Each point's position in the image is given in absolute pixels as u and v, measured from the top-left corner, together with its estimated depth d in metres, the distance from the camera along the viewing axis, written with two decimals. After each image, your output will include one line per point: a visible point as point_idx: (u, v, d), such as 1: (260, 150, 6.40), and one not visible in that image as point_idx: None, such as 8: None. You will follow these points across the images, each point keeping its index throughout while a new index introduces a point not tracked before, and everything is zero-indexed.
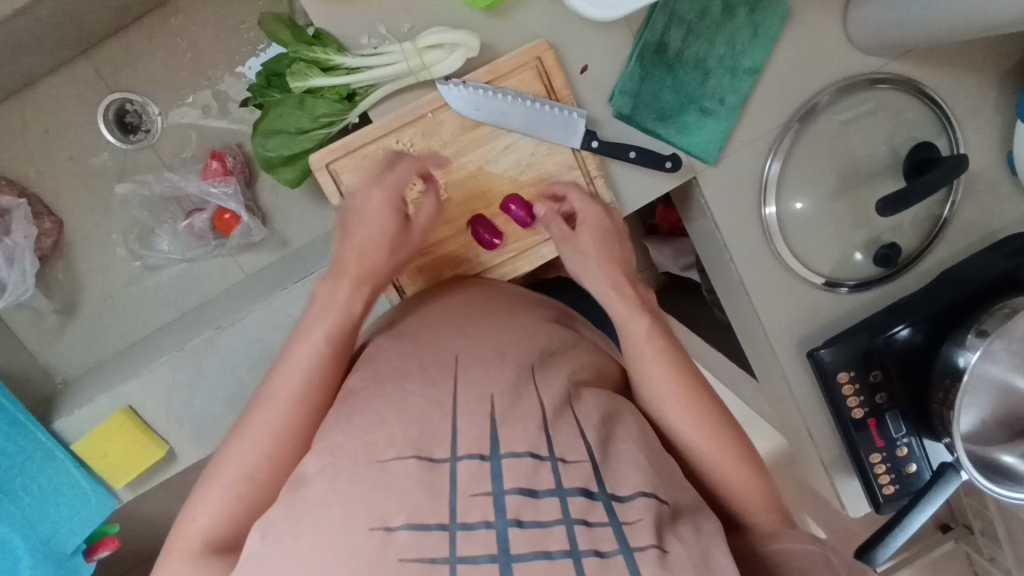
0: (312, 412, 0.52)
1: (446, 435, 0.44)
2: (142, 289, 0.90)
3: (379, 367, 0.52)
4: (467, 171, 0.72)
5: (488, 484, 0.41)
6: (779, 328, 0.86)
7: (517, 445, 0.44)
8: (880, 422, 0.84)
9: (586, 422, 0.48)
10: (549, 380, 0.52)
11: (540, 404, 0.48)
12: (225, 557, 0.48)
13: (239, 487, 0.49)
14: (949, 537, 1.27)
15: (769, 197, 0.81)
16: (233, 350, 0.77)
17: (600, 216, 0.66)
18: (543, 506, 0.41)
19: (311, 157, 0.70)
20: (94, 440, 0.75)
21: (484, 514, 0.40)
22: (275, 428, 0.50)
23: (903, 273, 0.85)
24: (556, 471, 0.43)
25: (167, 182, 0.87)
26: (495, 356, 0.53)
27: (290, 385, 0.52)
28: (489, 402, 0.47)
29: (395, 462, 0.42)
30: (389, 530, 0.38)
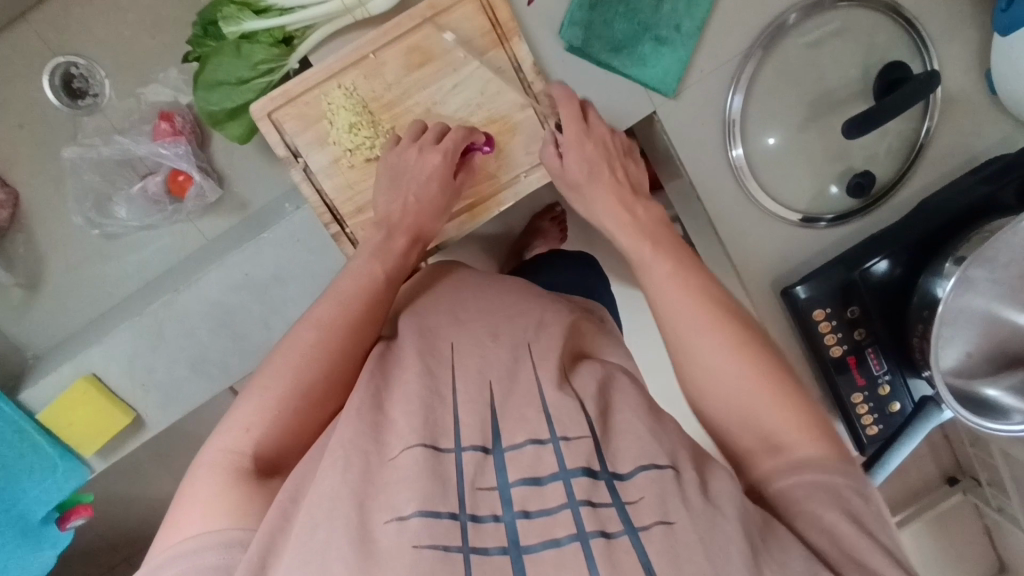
0: (331, 361, 0.57)
1: (449, 425, 0.48)
2: (104, 258, 0.90)
3: (389, 366, 0.55)
4: (416, 115, 0.70)
5: (492, 476, 0.46)
6: (752, 267, 0.84)
7: (518, 434, 0.48)
8: (860, 360, 0.82)
9: (585, 397, 0.50)
10: (546, 359, 0.54)
11: (539, 381, 0.51)
12: (254, 483, 0.51)
13: (269, 420, 0.54)
14: (957, 489, 1.24)
15: (734, 135, 0.78)
16: (192, 313, 0.76)
17: (578, 132, 0.65)
18: (547, 491, 0.44)
19: (251, 107, 0.67)
20: (61, 410, 0.75)
21: (492, 508, 0.44)
22: (298, 370, 0.56)
23: (879, 205, 0.82)
24: (559, 454, 0.46)
25: (116, 146, 0.86)
26: (489, 340, 0.56)
27: (309, 338, 0.57)
28: (487, 391, 0.51)
29: (404, 455, 0.46)
30: (403, 518, 0.43)
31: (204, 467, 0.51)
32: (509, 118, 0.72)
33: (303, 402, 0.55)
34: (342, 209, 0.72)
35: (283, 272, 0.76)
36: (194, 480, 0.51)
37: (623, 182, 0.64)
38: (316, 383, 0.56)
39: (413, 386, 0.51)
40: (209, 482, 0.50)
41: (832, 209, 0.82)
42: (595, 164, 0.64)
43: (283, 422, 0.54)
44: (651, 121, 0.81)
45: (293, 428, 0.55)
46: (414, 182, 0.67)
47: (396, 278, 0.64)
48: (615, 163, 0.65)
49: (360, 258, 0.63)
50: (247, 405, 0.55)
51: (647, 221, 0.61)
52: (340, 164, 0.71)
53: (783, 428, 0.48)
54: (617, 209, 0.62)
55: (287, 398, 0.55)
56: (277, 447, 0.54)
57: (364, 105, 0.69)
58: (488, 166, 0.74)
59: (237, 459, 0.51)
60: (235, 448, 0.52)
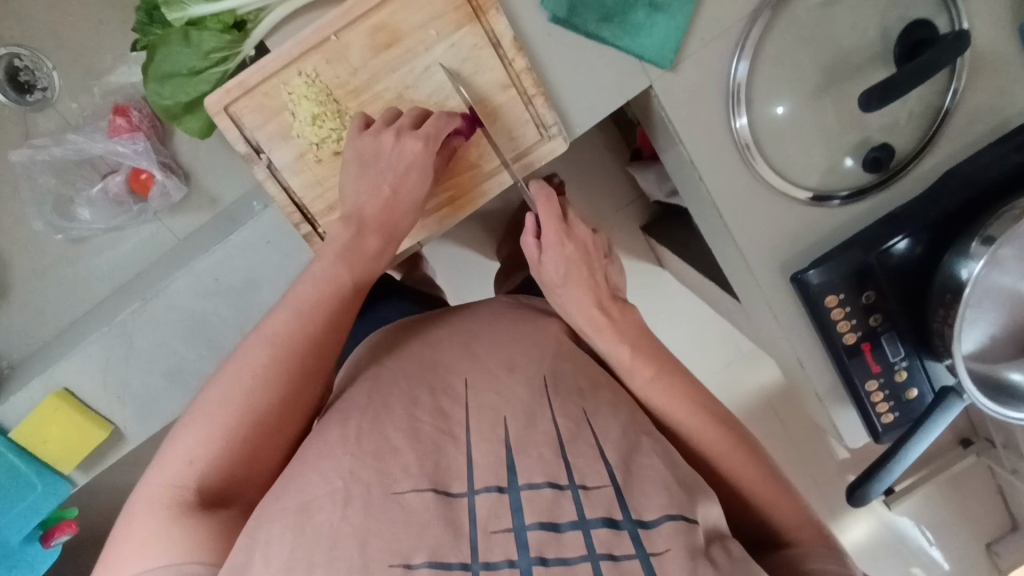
0: (285, 375, 0.55)
1: (462, 470, 0.49)
2: (73, 261, 0.89)
3: (386, 385, 0.56)
4: (386, 101, 0.64)
5: (508, 519, 0.46)
6: (760, 250, 0.77)
7: (535, 475, 0.48)
8: (875, 346, 0.77)
9: (605, 440, 0.53)
10: (565, 405, 0.55)
11: (554, 426, 0.52)
12: (197, 512, 0.49)
13: (216, 441, 0.52)
14: (971, 452, 1.24)
15: (739, 105, 0.71)
16: (164, 322, 0.73)
17: (560, 232, 0.63)
18: (566, 540, 0.46)
19: (206, 101, 0.61)
20: (36, 429, 0.72)
21: (506, 552, 0.45)
22: (248, 384, 0.53)
23: (897, 179, 0.75)
24: (578, 501, 0.47)
25: (71, 144, 0.86)
26: (505, 374, 0.57)
27: (263, 348, 0.55)
28: (501, 427, 0.52)
29: (413, 496, 0.46)
30: (410, 566, 0.43)
31: (143, 501, 0.50)
32: (490, 101, 0.66)
33: (251, 424, 0.53)
34: (313, 208, 0.67)
35: (256, 273, 0.73)
36: (133, 516, 0.49)
37: (600, 284, 0.64)
38: (265, 408, 0.54)
39: (425, 427, 0.51)
40: (149, 519, 0.48)
41: (845, 185, 0.75)
42: (574, 266, 0.63)
43: (232, 445, 0.52)
44: (646, 96, 0.73)
45: (240, 456, 0.53)
46: (391, 170, 0.61)
47: (367, 282, 0.61)
48: (594, 266, 0.65)
49: (326, 260, 0.59)
50: (189, 434, 0.52)
51: (623, 323, 0.63)
52: (305, 159, 0.65)
53: (776, 504, 0.57)
54: (595, 311, 0.62)
55: (233, 426, 0.52)
56: (222, 477, 0.52)
57: (328, 93, 0.63)
58: (469, 154, 0.68)
59: (177, 493, 0.50)
60: (177, 481, 0.50)
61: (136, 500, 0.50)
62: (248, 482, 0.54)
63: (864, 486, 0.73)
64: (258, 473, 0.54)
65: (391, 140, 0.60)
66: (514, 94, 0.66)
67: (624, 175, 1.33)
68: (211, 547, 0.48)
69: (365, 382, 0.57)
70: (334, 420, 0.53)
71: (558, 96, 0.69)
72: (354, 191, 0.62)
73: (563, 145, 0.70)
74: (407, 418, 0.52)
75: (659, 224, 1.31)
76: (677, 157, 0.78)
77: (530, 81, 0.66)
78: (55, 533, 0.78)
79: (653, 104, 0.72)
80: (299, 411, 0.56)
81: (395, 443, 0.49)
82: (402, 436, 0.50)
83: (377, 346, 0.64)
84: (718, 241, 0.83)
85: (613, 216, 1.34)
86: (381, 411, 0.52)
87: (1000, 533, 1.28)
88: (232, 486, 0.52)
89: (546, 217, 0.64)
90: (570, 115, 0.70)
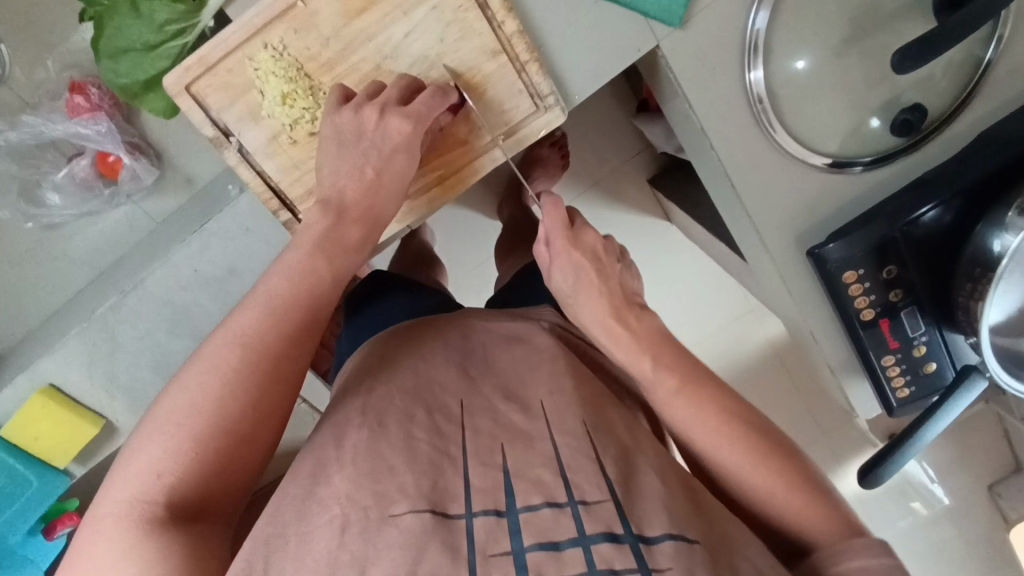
0: (254, 382, 0.51)
1: (460, 491, 0.47)
2: (50, 250, 0.89)
3: (380, 402, 0.53)
4: (363, 73, 0.58)
5: (507, 542, 0.44)
6: (774, 221, 0.72)
7: (532, 497, 0.46)
8: (893, 321, 0.73)
9: (604, 454, 0.50)
10: (562, 417, 0.53)
11: (552, 442, 0.51)
12: (160, 537, 0.45)
13: (181, 456, 0.48)
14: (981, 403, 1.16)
15: (756, 55, 0.64)
16: (146, 314, 0.76)
17: (568, 241, 0.61)
18: (566, 558, 0.43)
19: (164, 79, 0.55)
20: (24, 426, 0.76)
21: (506, 572, 0.42)
22: (214, 392, 0.50)
23: (927, 142, 0.69)
24: (578, 518, 0.45)
25: (28, 127, 0.85)
26: (502, 402, 0.55)
27: (228, 353, 0.51)
28: (499, 453, 0.50)
29: (410, 517, 0.44)
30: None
31: (109, 520, 0.46)
32: (479, 70, 0.60)
33: (222, 438, 0.49)
34: (291, 193, 0.63)
35: (236, 263, 0.77)
36: (98, 536, 0.46)
37: (614, 290, 0.62)
38: (235, 413, 0.50)
39: (421, 445, 0.50)
40: (116, 539, 0.45)
41: (869, 149, 0.70)
42: (584, 273, 0.61)
43: (201, 459, 0.48)
44: (652, 55, 0.66)
45: (210, 466, 0.49)
46: (374, 152, 0.56)
47: (344, 274, 0.57)
48: (606, 270, 0.62)
49: (302, 249, 0.55)
50: (153, 446, 0.48)
51: (630, 327, 0.61)
52: (279, 140, 0.60)
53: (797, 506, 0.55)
54: (609, 320, 0.60)
55: (202, 434, 0.49)
56: (195, 490, 0.48)
57: (298, 68, 0.57)
58: (459, 130, 0.63)
59: (145, 510, 0.46)
60: (143, 497, 0.47)
61: (98, 520, 0.47)
62: (225, 494, 0.50)
63: (880, 466, 0.71)
64: (235, 483, 0.50)
65: (373, 119, 0.55)
66: (505, 61, 0.60)
67: (630, 129, 1.25)
68: (182, 568, 0.45)
69: (358, 397, 0.54)
70: (330, 436, 0.51)
71: (556, 60, 0.62)
72: (332, 170, 0.57)
73: (562, 117, 0.64)
74: (403, 437, 0.50)
75: (667, 178, 1.24)
76: (684, 116, 0.71)
77: (523, 46, 0.59)
78: (56, 525, 0.81)
79: (660, 65, 0.65)
80: (275, 415, 0.52)
81: (391, 463, 0.48)
82: (399, 456, 0.48)
83: (368, 359, 0.62)
84: (729, 210, 0.78)
85: (619, 170, 1.28)
86: (378, 427, 0.50)
87: (1001, 474, 1.21)
88: (206, 500, 0.49)
89: (553, 224, 0.61)
90: (568, 80, 0.63)
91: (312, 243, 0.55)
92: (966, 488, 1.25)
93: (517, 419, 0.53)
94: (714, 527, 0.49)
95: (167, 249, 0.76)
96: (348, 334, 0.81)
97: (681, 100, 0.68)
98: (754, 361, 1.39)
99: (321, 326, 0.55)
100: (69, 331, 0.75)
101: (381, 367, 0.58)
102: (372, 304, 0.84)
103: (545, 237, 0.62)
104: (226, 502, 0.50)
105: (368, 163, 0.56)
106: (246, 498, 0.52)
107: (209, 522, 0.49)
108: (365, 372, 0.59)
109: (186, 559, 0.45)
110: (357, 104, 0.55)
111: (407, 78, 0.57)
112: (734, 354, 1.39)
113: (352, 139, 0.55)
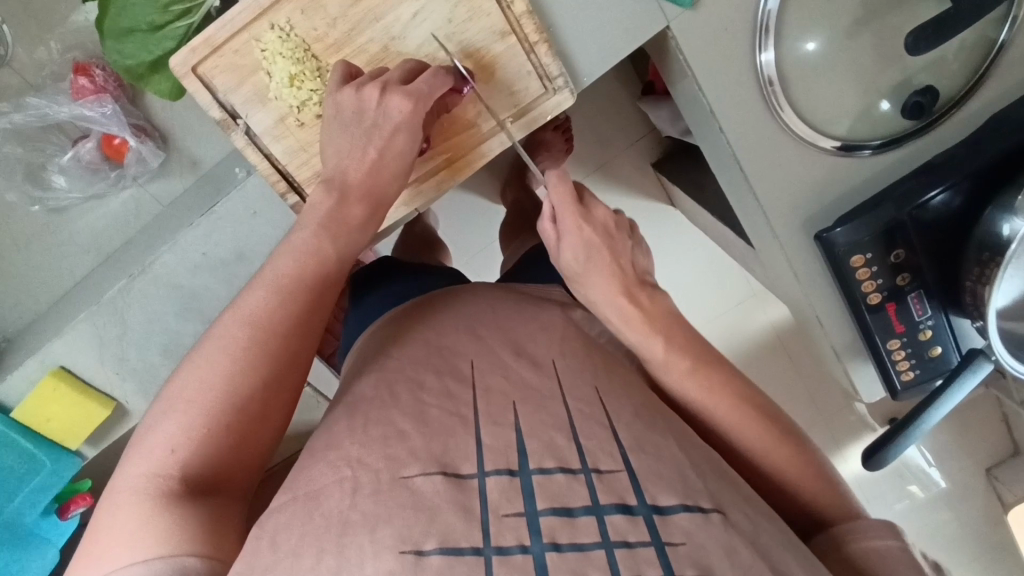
0: (265, 359, 0.51)
1: (472, 453, 0.47)
2: (55, 233, 0.89)
3: (392, 374, 0.54)
4: (370, 55, 0.58)
5: (520, 503, 0.43)
6: (782, 203, 0.72)
7: (545, 460, 0.46)
8: (900, 305, 0.73)
9: (616, 420, 0.51)
10: (575, 382, 0.54)
11: (565, 410, 0.51)
12: (174, 509, 0.46)
13: (193, 431, 0.48)
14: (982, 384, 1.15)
15: (767, 37, 0.63)
16: (154, 297, 0.76)
17: (578, 216, 0.60)
18: (579, 525, 0.43)
19: (170, 61, 0.55)
20: (36, 408, 0.77)
21: (519, 538, 0.42)
22: (226, 368, 0.50)
23: (938, 124, 0.69)
24: (591, 486, 0.45)
25: (33, 109, 0.84)
26: (513, 359, 0.55)
27: (238, 330, 0.51)
28: (510, 412, 0.50)
29: (422, 480, 0.44)
30: (421, 553, 0.40)
31: (124, 495, 0.47)
32: (487, 51, 0.59)
33: (234, 413, 0.49)
34: (297, 175, 0.63)
35: (244, 247, 0.77)
36: (114, 510, 0.46)
37: (630, 277, 0.61)
38: (247, 392, 0.50)
39: (432, 410, 0.50)
40: (132, 513, 0.45)
41: (878, 132, 0.69)
42: (594, 250, 0.60)
43: (214, 435, 0.49)
44: (660, 36, 0.65)
45: (224, 442, 0.49)
46: (378, 131, 0.55)
47: (348, 255, 0.57)
48: (607, 232, 0.62)
49: (307, 228, 0.55)
50: (167, 423, 0.49)
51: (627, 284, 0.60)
52: (286, 123, 0.60)
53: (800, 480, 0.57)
54: (609, 284, 0.60)
55: (214, 412, 0.49)
56: (208, 465, 0.49)
57: (305, 48, 0.57)
58: (467, 112, 0.63)
59: (161, 484, 0.47)
60: (159, 471, 0.47)
61: (115, 494, 0.47)
62: (240, 469, 0.51)
63: (883, 450, 0.72)
64: (249, 459, 0.51)
65: (375, 97, 0.54)
66: (514, 42, 0.59)
67: (636, 112, 1.24)
68: (199, 540, 0.45)
69: (372, 373, 0.55)
70: (345, 412, 0.52)
71: (566, 41, 0.62)
72: (336, 150, 0.57)
73: (571, 99, 0.64)
74: (413, 402, 0.50)
75: (672, 161, 1.24)
76: (693, 98, 0.70)
77: (532, 26, 0.58)
78: (70, 504, 0.82)
79: (670, 47, 0.65)
80: (286, 394, 0.52)
81: (402, 427, 0.48)
82: (409, 421, 0.48)
83: (378, 341, 0.63)
84: (737, 192, 0.77)
85: (624, 152, 1.27)
86: (388, 397, 0.51)
87: (999, 459, 1.24)
88: (221, 474, 0.49)
89: (561, 200, 0.60)
90: (576, 61, 0.63)
91: (321, 220, 0.55)
92: (965, 472, 1.27)
93: (530, 377, 0.53)
94: (729, 498, 0.49)
95: (176, 231, 0.76)
96: (357, 315, 0.82)
97: (691, 83, 0.68)
98: (757, 346, 1.39)
99: (327, 308, 0.55)
100: (79, 314, 0.76)
101: (394, 345, 0.59)
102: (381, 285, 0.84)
103: (551, 214, 0.61)
104: (241, 478, 0.51)
105: (371, 144, 0.56)
106: (259, 474, 0.53)
107: (224, 497, 0.49)
108: (379, 349, 0.60)
109: (203, 531, 0.46)
110: (361, 83, 0.55)
111: (410, 62, 0.57)
112: (736, 337, 1.40)
113: (354, 120, 0.55)
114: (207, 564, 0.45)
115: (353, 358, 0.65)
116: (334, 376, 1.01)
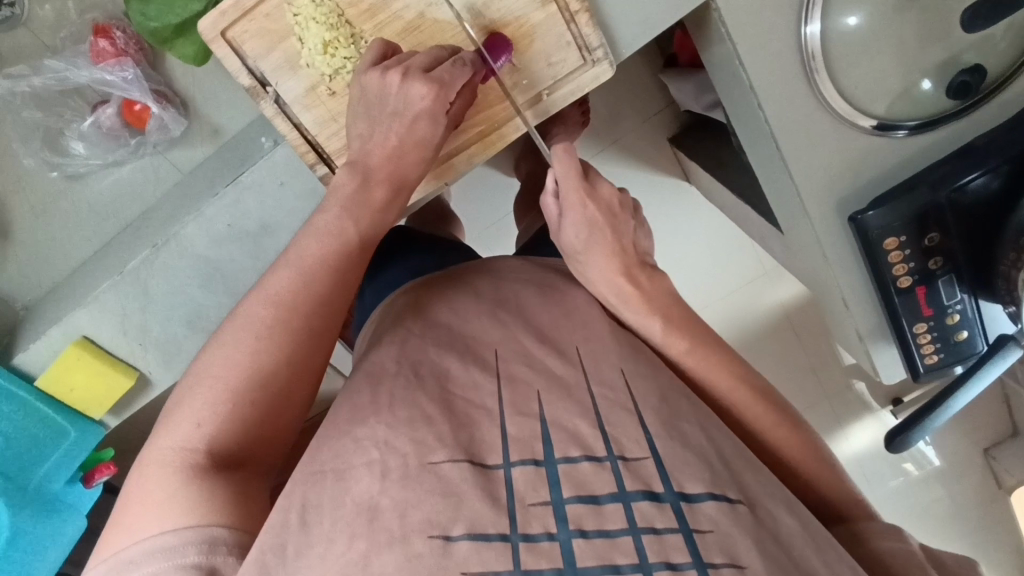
0: (291, 338, 0.50)
1: (497, 444, 0.46)
2: (73, 200, 0.87)
3: (414, 352, 0.53)
4: (406, 22, 0.56)
5: (546, 491, 0.43)
6: (814, 184, 0.71)
7: (570, 449, 0.46)
8: (929, 288, 0.73)
9: (641, 406, 0.50)
10: (599, 368, 0.53)
11: (590, 396, 0.50)
12: (201, 483, 0.45)
13: (221, 407, 0.48)
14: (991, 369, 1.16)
15: (814, 8, 0.60)
16: (178, 267, 0.76)
17: (583, 192, 0.60)
18: (605, 513, 0.43)
19: (199, 24, 0.53)
20: (59, 379, 0.78)
21: (545, 526, 0.42)
22: (251, 346, 0.49)
23: (979, 106, 0.67)
24: (617, 472, 0.45)
25: (52, 72, 0.82)
26: (536, 348, 0.54)
27: (263, 311, 0.51)
28: (534, 403, 0.49)
29: (449, 466, 0.44)
30: (449, 538, 0.40)
31: (152, 467, 0.46)
32: (526, 20, 0.57)
33: (259, 391, 0.49)
34: (328, 147, 0.63)
35: (270, 219, 0.76)
36: (140, 481, 0.46)
37: (627, 248, 0.62)
38: (271, 368, 0.49)
39: (457, 400, 0.49)
40: (160, 484, 0.45)
41: (918, 112, 0.67)
42: (596, 230, 0.61)
43: (240, 412, 0.48)
44: (702, 7, 0.63)
45: (250, 418, 0.49)
46: (399, 115, 0.54)
47: (373, 238, 0.56)
48: (606, 202, 0.62)
49: (332, 210, 0.54)
50: (194, 398, 0.48)
51: (647, 284, 0.60)
52: (317, 92, 0.59)
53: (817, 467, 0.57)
54: (628, 287, 0.59)
55: (240, 387, 0.48)
56: (234, 439, 0.48)
57: (339, 14, 0.54)
58: (500, 86, 0.61)
59: (188, 457, 0.46)
60: (186, 444, 0.47)
61: (143, 466, 0.46)
62: (266, 443, 0.50)
63: (904, 435, 0.72)
64: (274, 435, 0.50)
65: (398, 82, 0.53)
66: (554, 12, 0.57)
67: (658, 86, 1.21)
68: (229, 513, 0.45)
69: (392, 346, 0.55)
70: (365, 383, 0.51)
71: (605, 11, 0.59)
72: (363, 126, 0.55)
73: (609, 72, 0.62)
74: (438, 390, 0.50)
75: (693, 137, 1.21)
76: (730, 69, 0.68)
77: None
78: (95, 473, 0.83)
79: (712, 19, 0.63)
80: (309, 373, 0.52)
81: (429, 412, 0.47)
82: (436, 407, 0.48)
83: (396, 311, 0.62)
84: (768, 170, 0.76)
85: (642, 127, 1.24)
86: (414, 378, 0.50)
87: (998, 438, 1.27)
88: (246, 449, 0.49)
89: (566, 177, 0.61)
90: (616, 32, 0.61)
91: (345, 197, 0.54)
92: (965, 456, 1.29)
93: (554, 369, 0.53)
94: (759, 486, 0.49)
95: (199, 202, 0.75)
96: (369, 290, 0.82)
97: (731, 58, 0.66)
98: (767, 324, 1.39)
99: (352, 286, 0.54)
100: (101, 283, 0.75)
101: (413, 317, 0.59)
102: (397, 259, 0.84)
103: (555, 188, 0.63)
104: (267, 452, 0.50)
105: (393, 129, 0.55)
106: (284, 449, 0.52)
107: (250, 470, 0.49)
108: (396, 321, 0.60)
109: (231, 502, 0.45)
110: (387, 67, 0.54)
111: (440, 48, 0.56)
112: (743, 316, 1.40)
113: (377, 106, 0.54)
114: (235, 534, 0.44)
115: (366, 336, 0.65)
116: (347, 350, 1.02)
